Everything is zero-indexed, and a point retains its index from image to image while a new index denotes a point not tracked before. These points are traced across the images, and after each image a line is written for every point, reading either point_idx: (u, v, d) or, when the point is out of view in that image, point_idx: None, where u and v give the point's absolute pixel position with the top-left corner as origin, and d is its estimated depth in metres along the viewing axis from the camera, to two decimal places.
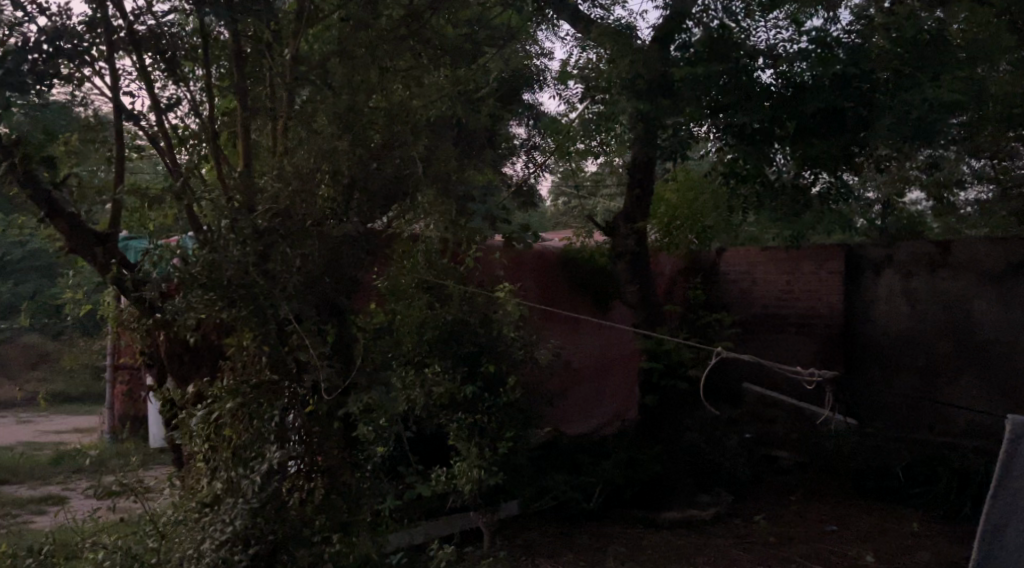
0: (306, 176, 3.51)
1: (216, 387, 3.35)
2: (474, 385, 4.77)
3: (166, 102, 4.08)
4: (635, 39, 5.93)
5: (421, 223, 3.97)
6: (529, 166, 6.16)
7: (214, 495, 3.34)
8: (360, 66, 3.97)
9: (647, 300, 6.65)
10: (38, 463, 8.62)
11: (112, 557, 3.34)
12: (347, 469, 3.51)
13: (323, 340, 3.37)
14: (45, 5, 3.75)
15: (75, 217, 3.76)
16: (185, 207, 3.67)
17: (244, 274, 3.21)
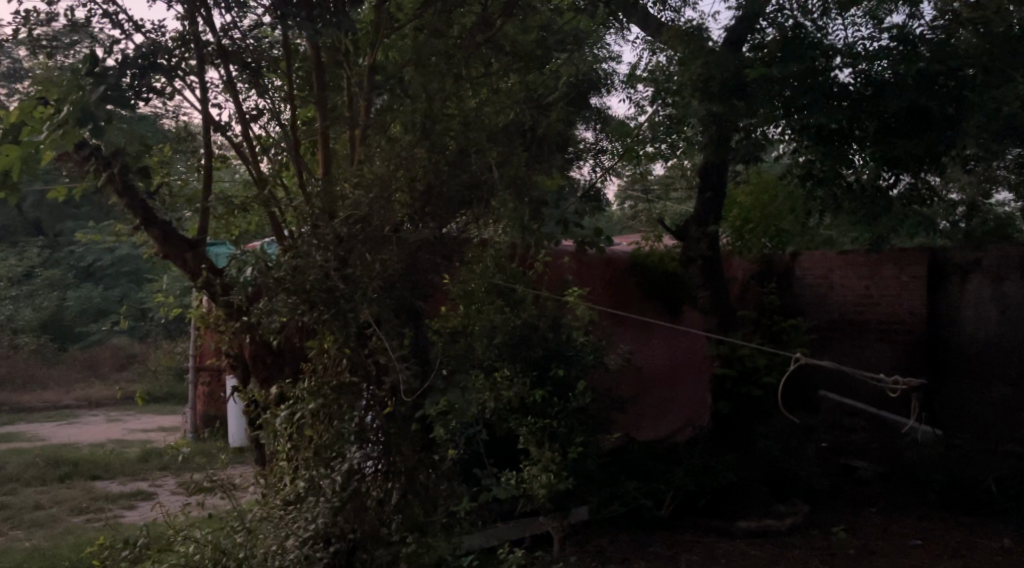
0: (386, 182, 3.53)
1: (299, 388, 3.47)
2: (544, 390, 4.81)
3: (251, 112, 4.25)
4: (707, 40, 5.92)
5: (493, 228, 4.00)
6: (596, 169, 5.74)
7: (298, 493, 3.44)
8: (434, 74, 4.04)
9: (720, 304, 6.57)
10: (128, 459, 9.02)
11: (202, 551, 3.48)
12: (422, 470, 3.58)
13: (400, 343, 3.41)
14: (141, 23, 3.92)
15: (167, 225, 4.00)
16: (268, 212, 3.82)
17: (326, 278, 3.31)
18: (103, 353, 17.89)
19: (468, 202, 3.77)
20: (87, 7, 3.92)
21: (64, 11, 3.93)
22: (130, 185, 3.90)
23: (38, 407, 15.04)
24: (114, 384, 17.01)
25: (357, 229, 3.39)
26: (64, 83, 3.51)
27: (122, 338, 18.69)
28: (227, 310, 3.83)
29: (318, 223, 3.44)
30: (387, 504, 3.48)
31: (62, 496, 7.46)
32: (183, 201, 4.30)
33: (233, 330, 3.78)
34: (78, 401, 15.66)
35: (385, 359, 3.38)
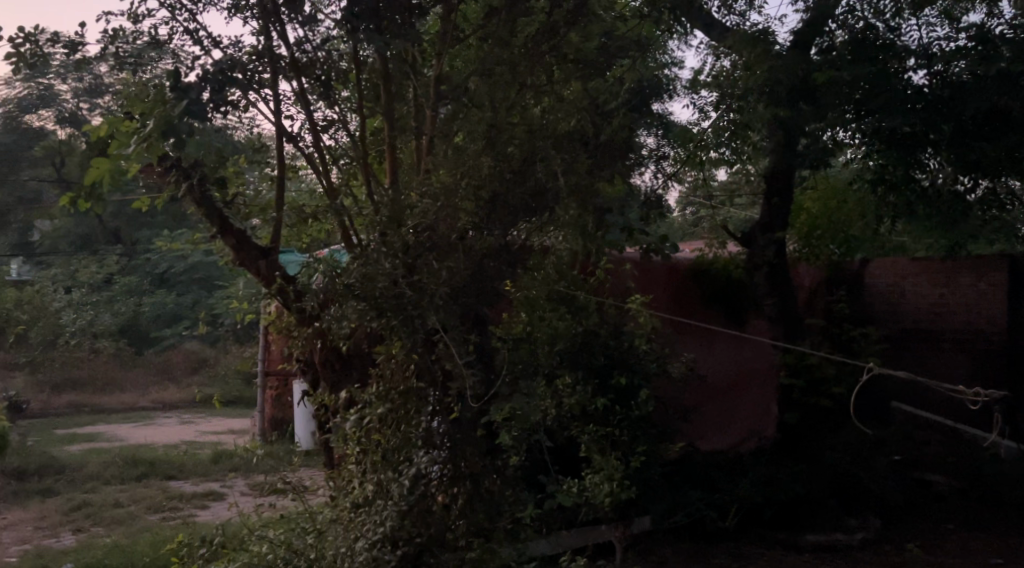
0: (454, 191, 3.59)
1: (369, 392, 3.54)
2: (606, 397, 4.78)
3: (323, 123, 4.39)
4: (773, 43, 5.76)
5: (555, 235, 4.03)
6: (658, 175, 5.80)
7: (366, 497, 3.50)
8: (501, 83, 4.08)
9: (787, 313, 6.45)
10: (201, 460, 9.30)
11: (276, 551, 3.58)
12: (488, 476, 3.59)
13: (467, 349, 3.45)
14: (218, 39, 4.07)
15: (242, 232, 4.14)
16: (338, 220, 3.93)
17: (394, 285, 3.35)
18: (176, 357, 18.39)
19: (534, 210, 3.78)
20: (168, 25, 4.08)
21: (146, 28, 4.08)
22: (208, 195, 4.07)
23: (115, 408, 15.58)
24: (186, 387, 17.50)
25: (425, 240, 3.47)
26: (148, 98, 3.66)
27: (194, 343, 19.20)
28: (300, 316, 3.93)
29: (386, 232, 3.49)
30: (454, 508, 3.50)
31: (139, 495, 7.73)
32: (256, 210, 4.45)
33: (307, 335, 3.87)
34: (153, 403, 16.16)
35: (451, 365, 3.43)
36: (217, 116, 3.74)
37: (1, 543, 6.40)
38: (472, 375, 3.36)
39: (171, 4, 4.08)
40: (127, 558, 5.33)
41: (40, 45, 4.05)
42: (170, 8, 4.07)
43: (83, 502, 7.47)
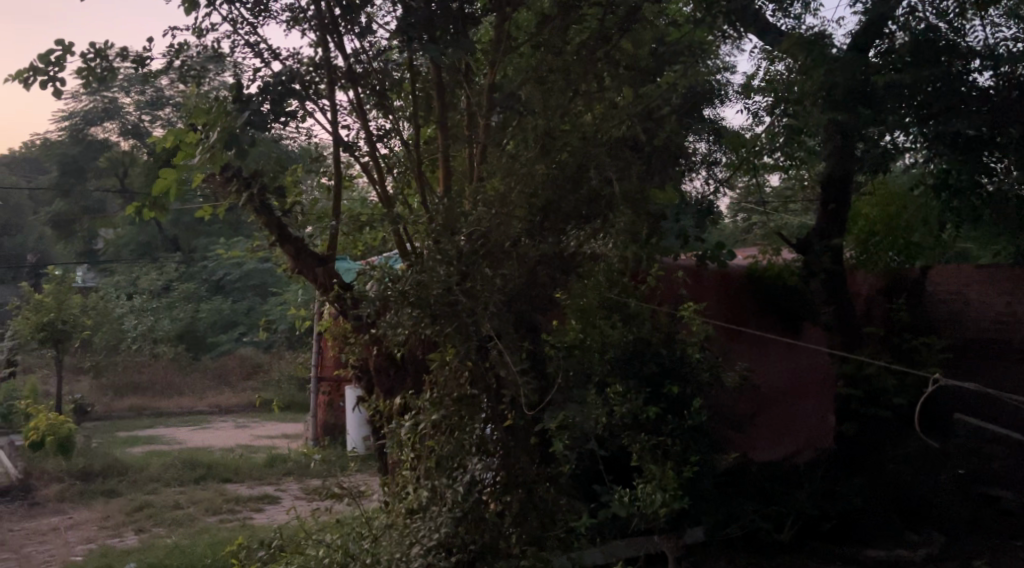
0: (507, 198, 3.62)
1: (423, 399, 3.56)
2: (658, 406, 4.73)
3: (379, 132, 4.51)
4: (830, 47, 5.55)
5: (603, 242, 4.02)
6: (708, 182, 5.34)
7: (421, 503, 3.52)
8: (555, 90, 4.13)
9: (844, 322, 6.37)
10: (256, 463, 9.46)
11: (332, 555, 3.62)
12: (542, 485, 3.57)
13: (521, 356, 3.44)
14: (278, 51, 4.15)
15: (301, 241, 4.25)
16: (393, 228, 3.99)
17: (448, 292, 3.35)
18: (232, 362, 18.75)
19: (587, 216, 3.74)
20: (230, 38, 4.18)
21: (209, 42, 4.19)
22: (268, 203, 4.18)
23: (174, 411, 15.96)
24: (242, 392, 17.83)
25: (479, 245, 3.48)
26: (212, 109, 3.79)
27: (249, 348, 19.56)
28: (356, 323, 4.02)
29: (439, 239, 3.50)
30: (506, 516, 3.45)
31: (198, 496, 7.91)
32: (314, 218, 4.61)
33: (363, 342, 3.94)
34: (210, 408, 16.47)
35: (505, 372, 3.41)
36: (277, 126, 3.82)
37: (68, 542, 6.61)
38: (525, 382, 3.36)
39: (233, 18, 4.17)
40: (187, 559, 5.45)
41: (108, 60, 4.19)
42: (232, 22, 4.17)
43: (144, 503, 7.67)
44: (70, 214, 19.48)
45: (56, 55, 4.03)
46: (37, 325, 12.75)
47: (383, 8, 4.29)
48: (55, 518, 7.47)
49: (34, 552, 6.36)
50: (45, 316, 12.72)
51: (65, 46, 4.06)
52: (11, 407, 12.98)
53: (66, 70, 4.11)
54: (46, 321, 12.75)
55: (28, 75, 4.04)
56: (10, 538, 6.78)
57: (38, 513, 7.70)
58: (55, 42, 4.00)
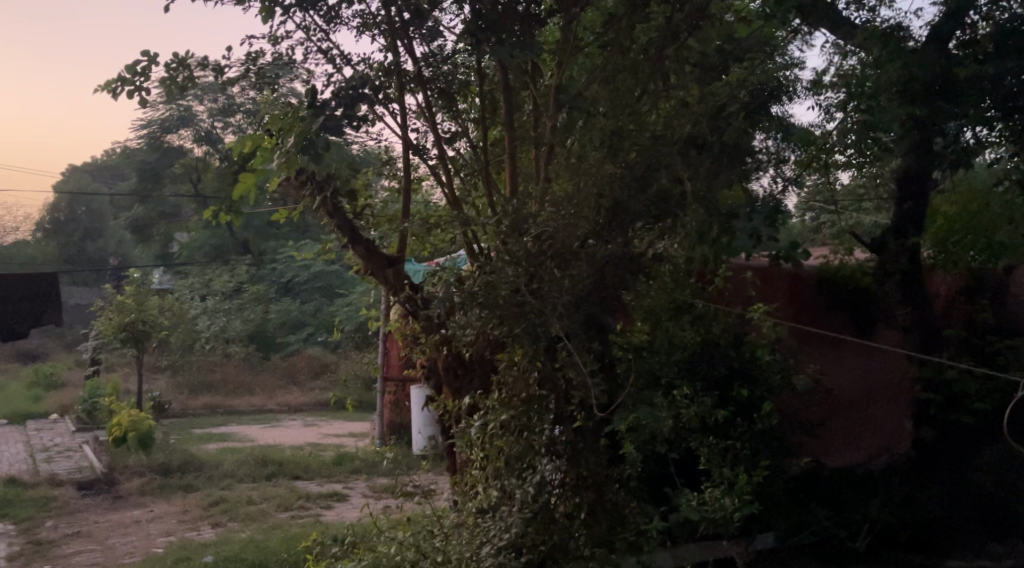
0: (574, 199, 3.63)
1: (492, 399, 3.61)
2: (727, 410, 4.66)
3: (447, 135, 4.58)
4: (907, 39, 5.38)
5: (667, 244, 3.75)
6: (777, 181, 4.44)
7: (491, 502, 3.57)
8: (624, 90, 4.05)
9: (924, 322, 5.95)
10: (325, 462, 9.62)
11: (404, 552, 3.68)
12: (611, 486, 3.58)
13: (590, 357, 3.43)
14: (349, 57, 4.23)
15: (371, 243, 4.32)
16: (462, 230, 4.02)
17: (516, 293, 3.37)
18: (300, 362, 19.10)
19: (657, 216, 3.70)
20: (303, 45, 4.27)
21: (284, 50, 4.29)
22: (340, 207, 4.29)
23: (246, 410, 16.36)
24: (310, 391, 18.16)
25: (547, 247, 3.49)
26: (287, 117, 3.86)
27: (316, 348, 19.90)
28: (426, 324, 4.08)
29: (506, 241, 3.50)
30: (575, 518, 3.49)
31: (270, 493, 8.10)
32: (385, 220, 4.74)
33: (432, 342, 3.98)
34: (279, 406, 16.82)
35: (575, 373, 3.41)
36: (349, 131, 3.90)
37: (149, 535, 6.84)
38: (595, 385, 3.34)
39: (306, 26, 4.27)
40: (263, 553, 5.59)
41: (188, 68, 4.32)
42: (305, 29, 4.26)
43: (220, 498, 7.88)
44: (148, 218, 20.15)
45: (142, 65, 4.19)
46: (119, 325, 13.22)
47: (452, 11, 4.33)
48: (137, 511, 7.74)
49: (118, 543, 6.61)
50: (126, 317, 13.19)
51: (150, 57, 4.21)
52: (95, 404, 13.50)
53: (150, 79, 4.26)
54: (127, 321, 13.22)
55: (116, 85, 4.20)
56: (95, 530, 7.06)
57: (121, 506, 7.99)
58: (140, 53, 4.15)
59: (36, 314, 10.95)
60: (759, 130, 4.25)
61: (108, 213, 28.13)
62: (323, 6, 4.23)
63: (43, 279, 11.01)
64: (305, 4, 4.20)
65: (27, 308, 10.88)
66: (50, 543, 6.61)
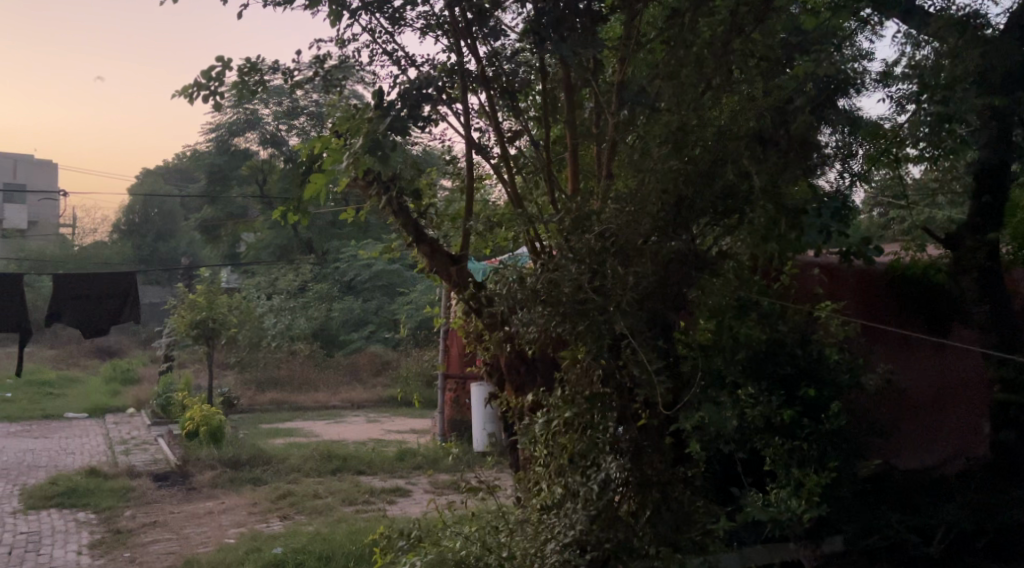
0: (637, 195, 3.57)
1: (555, 396, 3.62)
2: (793, 409, 4.57)
3: (509, 134, 4.61)
4: (986, 27, 5.16)
5: (729, 241, 3.71)
6: (845, 176, 4.54)
7: (555, 499, 3.60)
8: (688, 85, 3.94)
9: (1005, 321, 5.56)
10: (387, 457, 9.75)
11: (469, 547, 3.71)
12: (677, 486, 3.49)
13: (656, 355, 3.39)
14: (415, 59, 4.29)
15: (435, 243, 4.37)
16: (524, 227, 4.04)
17: (579, 291, 3.36)
18: (363, 359, 19.35)
19: (723, 213, 3.64)
20: (368, 47, 4.34)
21: (351, 52, 4.37)
22: (405, 205, 4.35)
23: (311, 405, 16.67)
24: (373, 388, 18.42)
25: (610, 244, 3.46)
26: (355, 118, 3.93)
27: (378, 345, 20.14)
28: (490, 322, 4.09)
29: (570, 238, 3.51)
30: (640, 517, 3.44)
31: (335, 487, 8.25)
32: (448, 220, 4.81)
33: (495, 339, 3.99)
34: (342, 402, 17.10)
35: (640, 371, 3.38)
36: (414, 131, 3.95)
37: (221, 526, 7.03)
38: (661, 381, 3.30)
39: (372, 28, 4.33)
40: (330, 547, 5.69)
41: (260, 73, 4.43)
42: (371, 32, 4.33)
43: (288, 492, 8.06)
44: (216, 219, 20.68)
45: (216, 70, 4.30)
46: (191, 323, 13.63)
47: (514, 10, 4.34)
48: (210, 503, 7.96)
49: (192, 534, 6.81)
50: (197, 314, 13.57)
51: (224, 62, 4.32)
52: (169, 399, 13.90)
53: (224, 84, 4.38)
54: (198, 318, 13.60)
55: (192, 90, 4.33)
56: (171, 521, 7.28)
57: (194, 498, 8.22)
58: (215, 58, 4.26)
59: (116, 313, 11.34)
60: (824, 128, 4.27)
61: (179, 215, 29.00)
62: (389, 8, 4.29)
63: (122, 278, 11.40)
64: (372, 6, 4.26)
65: (107, 307, 11.27)
66: (128, 532, 6.84)
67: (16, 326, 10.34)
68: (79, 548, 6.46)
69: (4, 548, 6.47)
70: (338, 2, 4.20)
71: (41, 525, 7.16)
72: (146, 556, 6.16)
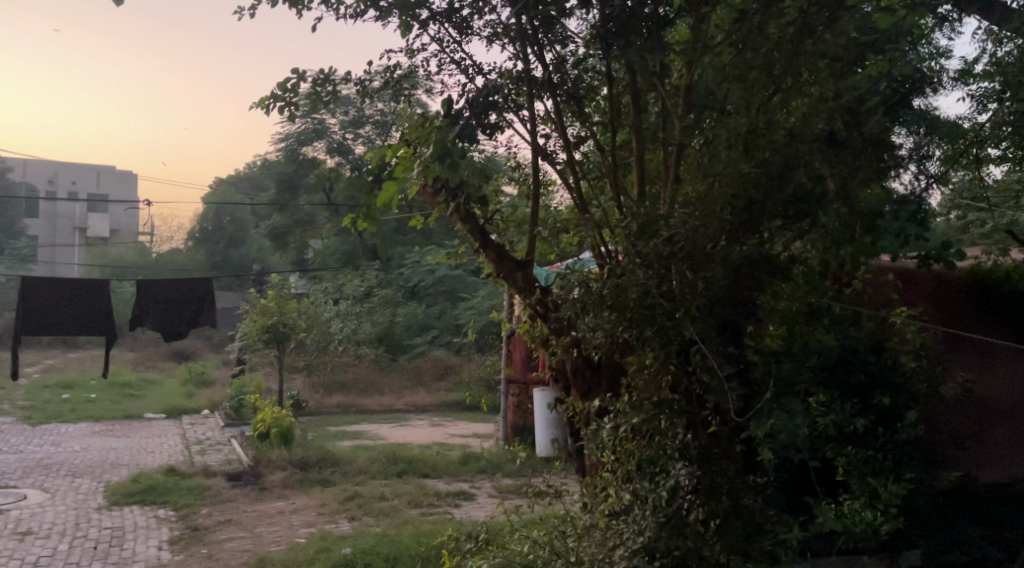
0: (707, 200, 3.50)
1: (623, 402, 3.59)
2: (867, 419, 4.48)
3: (574, 140, 4.62)
4: None
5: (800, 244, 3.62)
6: (920, 178, 4.31)
7: (624, 504, 3.58)
8: (757, 88, 3.88)
9: None
10: (452, 460, 9.84)
11: (538, 552, 3.84)
12: (749, 494, 3.44)
13: (726, 362, 3.36)
14: (481, 67, 4.34)
15: (501, 247, 4.42)
16: (592, 233, 4.04)
17: (646, 296, 3.29)
18: (426, 363, 19.58)
19: (795, 216, 3.53)
20: (437, 56, 4.40)
21: (420, 62, 4.44)
22: (471, 211, 4.39)
23: (376, 409, 16.91)
24: (436, 392, 18.63)
25: (679, 248, 3.34)
26: (425, 126, 3.98)
27: (441, 350, 20.25)
28: (556, 328, 4.09)
29: (637, 243, 3.44)
30: (710, 525, 3.37)
31: (402, 490, 8.35)
32: (513, 226, 4.86)
33: (563, 343, 3.97)
34: (406, 406, 17.31)
35: (710, 378, 3.35)
36: (480, 138, 4.00)
37: (293, 525, 7.20)
38: (731, 389, 3.27)
39: (441, 38, 4.39)
40: (398, 548, 5.76)
41: (333, 83, 4.53)
42: (439, 41, 4.39)
43: (356, 493, 8.20)
44: (286, 225, 21.14)
45: (292, 82, 4.41)
46: (262, 326, 13.97)
47: (580, 16, 4.35)
48: (282, 503, 8.15)
49: (265, 532, 6.97)
50: (269, 319, 13.90)
51: (299, 74, 4.43)
52: (241, 400, 14.26)
53: (299, 94, 4.49)
54: (269, 322, 13.94)
55: (269, 102, 4.45)
56: (245, 519, 7.48)
57: (267, 497, 8.42)
58: (291, 70, 4.37)
59: (194, 317, 11.69)
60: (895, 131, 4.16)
61: (250, 222, 29.78)
62: (457, 17, 4.34)
63: (199, 283, 11.75)
64: (440, 16, 4.32)
65: (185, 312, 11.64)
66: (206, 529, 7.05)
67: (101, 330, 10.76)
68: (159, 543, 6.68)
69: (91, 542, 6.73)
70: (408, 13, 4.27)
71: (124, 520, 7.44)
72: (223, 553, 6.34)
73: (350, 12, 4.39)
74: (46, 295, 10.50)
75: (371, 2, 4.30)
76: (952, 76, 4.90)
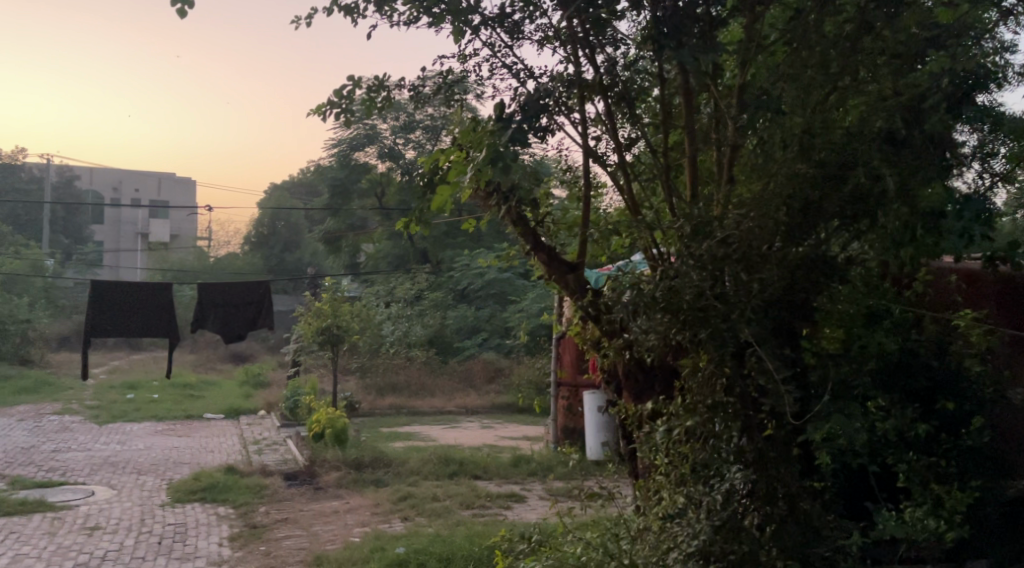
0: (761, 202, 3.44)
1: (677, 405, 3.57)
2: (929, 423, 4.36)
3: (625, 141, 4.60)
4: None
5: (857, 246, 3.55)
6: (984, 176, 4.26)
7: (678, 506, 3.53)
8: (813, 86, 3.78)
9: None
10: (503, 462, 9.87)
11: (592, 553, 3.84)
12: (805, 498, 3.39)
13: (782, 365, 3.29)
14: (533, 70, 4.36)
15: (552, 249, 4.42)
16: (643, 235, 4.02)
17: (700, 298, 3.27)
18: (476, 366, 19.67)
19: (852, 216, 3.47)
20: (488, 61, 4.43)
21: (472, 67, 4.47)
22: (523, 214, 4.39)
23: (428, 410, 17.05)
24: (486, 394, 18.70)
25: (734, 249, 3.32)
26: (477, 129, 3.98)
27: (491, 352, 20.33)
28: (609, 330, 4.08)
29: (691, 244, 3.41)
30: (766, 530, 3.36)
31: (453, 491, 8.39)
32: (564, 228, 4.84)
33: (615, 346, 3.96)
34: (457, 408, 17.40)
35: (766, 380, 3.28)
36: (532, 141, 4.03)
37: (348, 524, 7.30)
38: (789, 393, 3.17)
39: (492, 43, 4.42)
40: (451, 549, 5.79)
41: (387, 89, 4.59)
42: (491, 46, 4.41)
43: (408, 493, 8.28)
44: (339, 230, 21.44)
45: (347, 89, 4.47)
46: (316, 329, 14.20)
47: (631, 18, 4.34)
48: (336, 502, 8.26)
49: (321, 530, 7.08)
50: (323, 322, 14.12)
51: (354, 80, 4.49)
52: (296, 401, 14.48)
53: (354, 101, 4.55)
54: (323, 325, 14.15)
55: (325, 109, 4.52)
56: (302, 517, 7.61)
57: (322, 497, 8.54)
58: (346, 77, 4.44)
59: (252, 320, 11.93)
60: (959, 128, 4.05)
61: (304, 227, 30.29)
62: (509, 21, 4.36)
63: (256, 286, 12.00)
64: (492, 21, 4.35)
65: (243, 314, 11.89)
66: (264, 527, 7.19)
67: (163, 332, 11.05)
68: (220, 540, 6.84)
69: (155, 537, 6.91)
70: (460, 19, 4.30)
71: (185, 517, 7.62)
72: (280, 550, 6.47)
73: (404, 19, 4.44)
74: (111, 298, 10.83)
75: (424, 8, 4.34)
76: (1018, 71, 4.75)
